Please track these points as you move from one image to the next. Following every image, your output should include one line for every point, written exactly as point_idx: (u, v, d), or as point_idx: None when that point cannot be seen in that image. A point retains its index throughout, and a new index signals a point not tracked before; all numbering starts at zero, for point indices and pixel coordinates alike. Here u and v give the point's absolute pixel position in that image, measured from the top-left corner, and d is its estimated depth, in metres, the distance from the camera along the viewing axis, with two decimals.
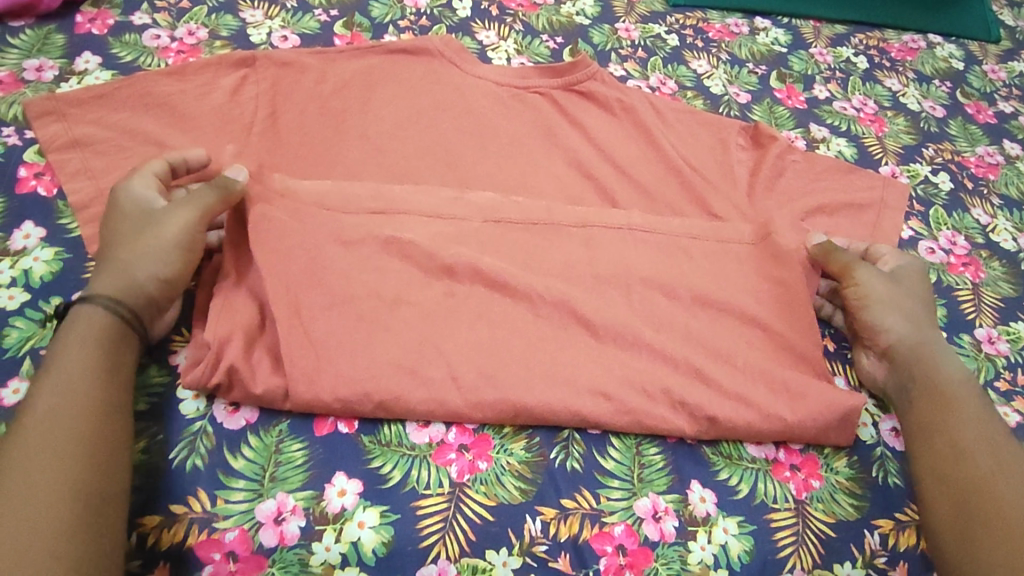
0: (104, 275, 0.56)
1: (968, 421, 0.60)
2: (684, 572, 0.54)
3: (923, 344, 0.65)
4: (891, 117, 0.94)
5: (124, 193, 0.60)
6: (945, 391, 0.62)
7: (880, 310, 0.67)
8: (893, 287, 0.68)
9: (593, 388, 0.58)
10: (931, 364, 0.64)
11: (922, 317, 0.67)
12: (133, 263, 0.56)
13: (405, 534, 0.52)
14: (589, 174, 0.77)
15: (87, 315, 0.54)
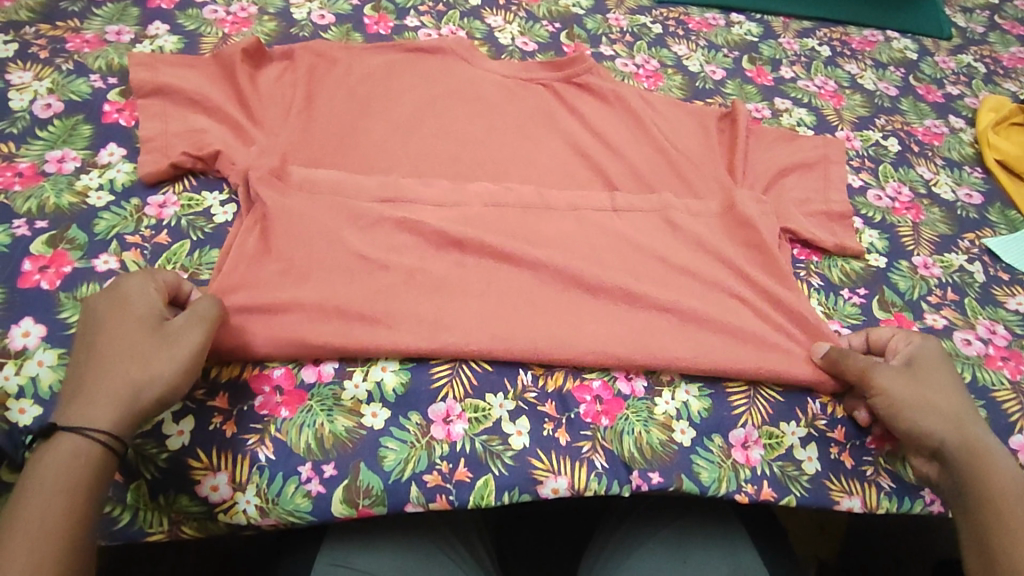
0: (94, 394, 0.53)
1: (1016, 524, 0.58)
2: (651, 419, 0.65)
3: (969, 443, 0.62)
4: (848, 94, 1.07)
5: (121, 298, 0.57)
6: (987, 474, 0.61)
7: (907, 415, 0.63)
8: (917, 380, 0.65)
9: (577, 277, 0.70)
10: (970, 456, 0.61)
11: (951, 396, 0.65)
12: (138, 382, 0.54)
13: (420, 378, 0.64)
14: (582, 153, 0.88)
15: (79, 439, 0.51)
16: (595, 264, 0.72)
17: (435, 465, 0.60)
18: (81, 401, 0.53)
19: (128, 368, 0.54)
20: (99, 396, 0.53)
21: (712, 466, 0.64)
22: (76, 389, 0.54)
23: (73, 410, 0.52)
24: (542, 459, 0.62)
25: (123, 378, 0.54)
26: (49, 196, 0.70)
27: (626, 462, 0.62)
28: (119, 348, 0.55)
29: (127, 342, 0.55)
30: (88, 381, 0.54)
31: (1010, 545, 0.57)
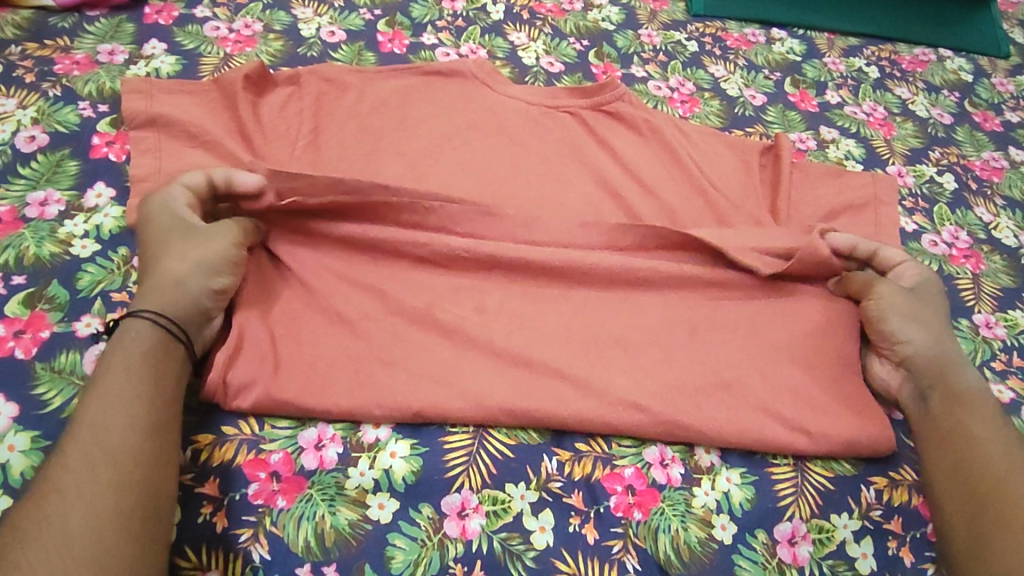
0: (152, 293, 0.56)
1: (979, 420, 0.62)
2: (688, 514, 0.59)
3: (942, 354, 0.66)
4: (899, 122, 0.98)
5: (165, 205, 0.60)
6: (954, 376, 0.65)
7: (889, 318, 0.67)
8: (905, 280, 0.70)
9: (608, 347, 0.64)
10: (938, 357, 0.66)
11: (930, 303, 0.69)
12: (184, 275, 0.57)
13: (432, 465, 0.57)
14: (615, 193, 0.80)
15: (139, 323, 0.55)
16: (627, 328, 0.65)
17: (448, 569, 0.54)
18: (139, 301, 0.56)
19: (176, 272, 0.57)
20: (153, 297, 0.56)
21: (756, 569, 0.57)
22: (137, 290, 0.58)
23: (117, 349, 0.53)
24: (568, 562, 0.55)
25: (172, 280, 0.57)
26: (29, 245, 0.64)
27: (661, 565, 0.56)
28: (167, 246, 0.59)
29: (171, 245, 0.59)
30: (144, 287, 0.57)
31: (964, 438, 0.61)
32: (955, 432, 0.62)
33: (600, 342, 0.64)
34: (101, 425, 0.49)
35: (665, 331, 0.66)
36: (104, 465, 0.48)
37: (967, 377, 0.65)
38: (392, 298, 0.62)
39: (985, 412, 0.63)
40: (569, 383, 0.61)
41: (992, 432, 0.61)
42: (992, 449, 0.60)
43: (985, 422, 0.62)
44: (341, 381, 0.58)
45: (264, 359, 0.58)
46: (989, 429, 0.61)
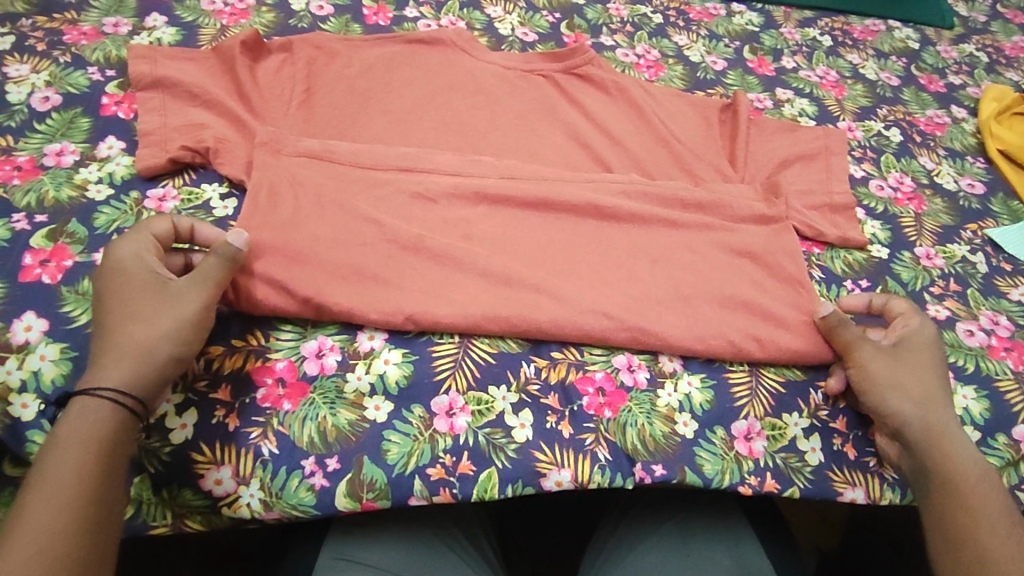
0: (119, 362, 0.54)
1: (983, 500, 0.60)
2: (654, 411, 0.65)
3: (938, 427, 0.63)
4: (850, 84, 1.06)
5: (127, 257, 0.58)
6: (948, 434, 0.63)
7: (879, 391, 0.65)
8: (910, 364, 0.66)
9: (579, 271, 0.70)
10: (957, 454, 0.62)
11: (935, 380, 0.66)
12: (151, 343, 0.55)
13: (423, 371, 0.64)
14: (586, 145, 0.87)
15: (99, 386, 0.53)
16: (598, 256, 0.72)
17: (438, 459, 0.60)
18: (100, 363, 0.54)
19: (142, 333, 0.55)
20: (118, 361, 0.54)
21: (715, 459, 0.64)
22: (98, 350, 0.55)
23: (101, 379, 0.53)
24: (546, 452, 0.62)
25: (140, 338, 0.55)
26: (48, 189, 0.70)
27: (629, 455, 0.63)
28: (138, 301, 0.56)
29: (140, 299, 0.57)
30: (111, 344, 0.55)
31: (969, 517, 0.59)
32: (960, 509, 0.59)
33: (573, 268, 0.70)
34: (80, 437, 0.51)
35: (632, 259, 0.72)
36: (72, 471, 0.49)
37: (960, 436, 0.64)
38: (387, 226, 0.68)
39: (983, 477, 0.61)
40: (544, 301, 0.67)
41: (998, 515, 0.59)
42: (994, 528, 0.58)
43: (981, 482, 0.61)
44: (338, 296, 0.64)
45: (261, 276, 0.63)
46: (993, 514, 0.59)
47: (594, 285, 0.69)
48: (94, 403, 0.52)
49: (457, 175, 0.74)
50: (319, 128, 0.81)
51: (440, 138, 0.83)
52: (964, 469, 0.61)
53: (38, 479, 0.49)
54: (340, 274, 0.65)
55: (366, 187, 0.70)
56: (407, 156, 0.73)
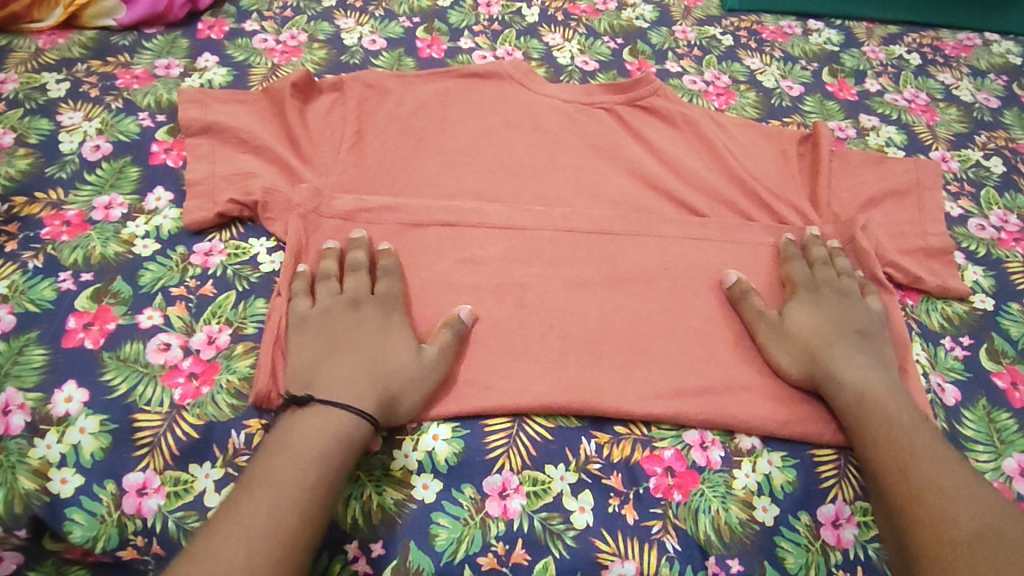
0: (330, 365, 0.59)
1: (929, 473, 0.55)
2: (729, 495, 0.59)
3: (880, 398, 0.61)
4: (943, 108, 0.97)
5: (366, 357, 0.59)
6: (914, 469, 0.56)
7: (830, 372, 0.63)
8: (891, 401, 0.61)
9: (644, 336, 0.65)
10: (887, 429, 0.59)
11: (891, 429, 0.59)
12: (327, 420, 0.55)
13: (474, 446, 0.59)
14: (652, 184, 0.81)
15: (333, 416, 0.56)
16: (802, 303, 0.67)
17: (490, 547, 0.55)
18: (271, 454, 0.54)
19: (374, 358, 0.59)
20: (337, 366, 0.59)
21: (799, 551, 0.57)
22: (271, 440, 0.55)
23: (243, 479, 0.52)
24: (608, 541, 0.56)
25: (368, 357, 0.59)
26: (95, 245, 0.68)
27: (701, 546, 0.57)
28: (315, 318, 0.62)
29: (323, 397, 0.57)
30: (326, 351, 0.60)
31: (921, 505, 0.54)
32: (923, 476, 0.55)
33: (638, 336, 0.65)
34: (259, 500, 0.51)
35: (700, 324, 0.67)
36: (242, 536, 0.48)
37: (953, 486, 0.54)
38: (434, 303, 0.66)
39: (900, 459, 0.57)
40: (604, 372, 0.63)
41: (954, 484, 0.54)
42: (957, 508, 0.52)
43: (994, 522, 0.51)
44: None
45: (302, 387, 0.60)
46: (943, 484, 0.54)
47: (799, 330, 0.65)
48: (266, 491, 0.51)
49: (509, 228, 0.70)
50: (370, 173, 0.78)
51: (497, 182, 0.79)
52: (902, 474, 0.56)
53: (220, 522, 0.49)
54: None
55: (410, 250, 0.69)
56: (451, 209, 0.70)
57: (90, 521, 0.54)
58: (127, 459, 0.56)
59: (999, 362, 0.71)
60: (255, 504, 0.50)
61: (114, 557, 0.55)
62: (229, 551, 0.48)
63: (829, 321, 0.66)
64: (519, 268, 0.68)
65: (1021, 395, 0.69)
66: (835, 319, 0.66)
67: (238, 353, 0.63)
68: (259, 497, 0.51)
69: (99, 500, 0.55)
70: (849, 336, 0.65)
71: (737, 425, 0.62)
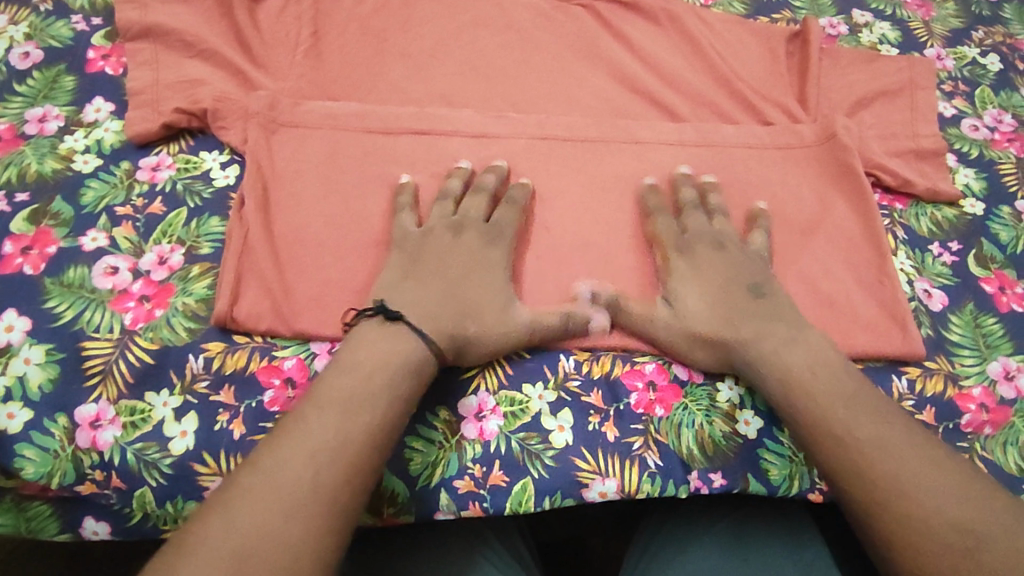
0: (449, 281, 0.56)
1: (881, 426, 0.49)
2: (712, 409, 0.57)
3: (775, 361, 0.54)
4: (939, 2, 0.91)
5: (464, 291, 0.55)
6: (859, 451, 0.48)
7: (718, 330, 0.56)
8: (814, 371, 0.53)
9: (625, 249, 0.62)
10: (816, 383, 0.53)
11: (797, 389, 0.53)
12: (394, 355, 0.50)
13: (448, 368, 0.57)
14: (632, 87, 0.76)
15: (395, 332, 0.51)
16: (679, 272, 0.59)
17: (466, 469, 0.54)
18: (322, 410, 0.46)
19: (460, 281, 0.56)
20: (410, 286, 0.55)
21: (783, 462, 0.57)
22: (324, 395, 0.47)
23: (296, 417, 0.45)
24: (588, 459, 0.55)
25: (449, 284, 0.55)
26: (31, 162, 0.63)
27: (684, 461, 0.55)
28: (414, 239, 0.58)
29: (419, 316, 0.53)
30: (426, 267, 0.56)
31: (865, 455, 0.48)
32: (848, 426, 0.50)
33: (618, 250, 0.62)
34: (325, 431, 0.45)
35: None
36: (303, 466, 0.43)
37: (903, 445, 0.48)
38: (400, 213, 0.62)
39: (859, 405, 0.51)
40: (583, 287, 0.60)
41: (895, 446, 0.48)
42: (892, 458, 0.47)
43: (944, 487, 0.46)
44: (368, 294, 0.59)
45: (268, 293, 0.58)
46: (900, 436, 0.49)
47: (692, 316, 0.57)
48: (331, 417, 0.45)
49: (480, 136, 0.66)
50: (329, 79, 0.72)
51: (466, 87, 0.73)
52: (835, 427, 0.50)
53: (282, 441, 0.44)
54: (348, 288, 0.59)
55: (376, 160, 0.64)
56: (421, 115, 0.65)
57: (43, 456, 0.52)
58: (78, 391, 0.54)
59: (988, 268, 0.69)
60: (319, 430, 0.44)
61: (73, 493, 0.53)
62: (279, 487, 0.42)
63: (713, 290, 0.58)
64: (491, 183, 0.64)
65: (1009, 300, 0.67)
66: (720, 283, 0.58)
67: (192, 275, 0.59)
68: (325, 427, 0.45)
69: (52, 435, 0.52)
70: (739, 297, 0.57)
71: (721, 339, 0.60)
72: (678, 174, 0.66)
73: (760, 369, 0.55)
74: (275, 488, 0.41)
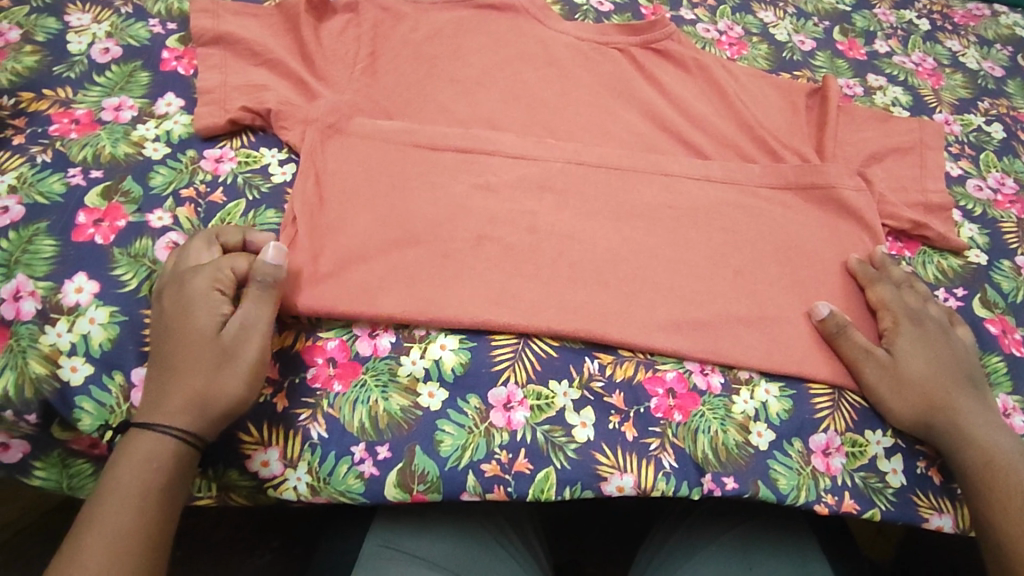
0: (146, 371, 0.55)
1: (1012, 456, 0.59)
2: (728, 417, 0.61)
3: (953, 409, 0.61)
4: (949, 73, 0.98)
5: (206, 353, 0.54)
6: (1002, 484, 0.58)
7: (918, 383, 0.62)
8: (973, 407, 0.61)
9: (651, 266, 0.67)
10: (972, 421, 0.60)
11: (978, 443, 0.60)
12: (220, 380, 0.53)
13: (480, 359, 0.61)
14: (662, 125, 0.82)
15: (156, 436, 0.52)
16: (905, 340, 0.64)
17: (493, 454, 0.57)
18: (86, 536, 0.49)
19: (201, 355, 0.54)
20: (186, 366, 0.53)
21: (790, 473, 0.60)
22: (80, 526, 0.50)
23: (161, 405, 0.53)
24: (608, 455, 0.58)
25: (198, 355, 0.54)
26: (104, 144, 0.68)
27: (698, 464, 0.59)
28: (160, 315, 0.56)
29: (170, 383, 0.53)
30: (167, 333, 0.55)
31: (994, 468, 0.58)
32: (982, 452, 0.59)
33: (644, 267, 0.66)
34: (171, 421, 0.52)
35: (704, 259, 0.68)
36: (142, 458, 0.51)
37: (1021, 468, 0.59)
38: (446, 217, 0.66)
39: (1003, 439, 0.60)
40: (611, 298, 0.64)
41: (1021, 467, 0.58)
42: (1013, 475, 0.58)
43: None
44: (412, 286, 0.62)
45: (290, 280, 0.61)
46: (1022, 466, 0.59)
47: (908, 372, 0.62)
48: (179, 407, 0.52)
49: (521, 158, 0.71)
50: (383, 95, 0.77)
51: (509, 114, 0.79)
52: (975, 446, 0.60)
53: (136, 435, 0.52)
54: (395, 278, 0.62)
55: (425, 171, 0.68)
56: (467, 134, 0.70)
57: (99, 410, 0.56)
58: (135, 354, 0.58)
59: (992, 311, 0.73)
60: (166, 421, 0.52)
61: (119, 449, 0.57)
62: (136, 482, 0.51)
63: (931, 358, 0.63)
64: (530, 201, 0.69)
65: (1010, 343, 0.71)
66: (943, 358, 0.63)
67: None
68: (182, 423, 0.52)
69: (109, 392, 0.57)
70: (956, 371, 0.63)
71: (739, 357, 0.63)
72: (881, 256, 0.70)
73: (948, 424, 0.61)
74: (137, 481, 0.51)
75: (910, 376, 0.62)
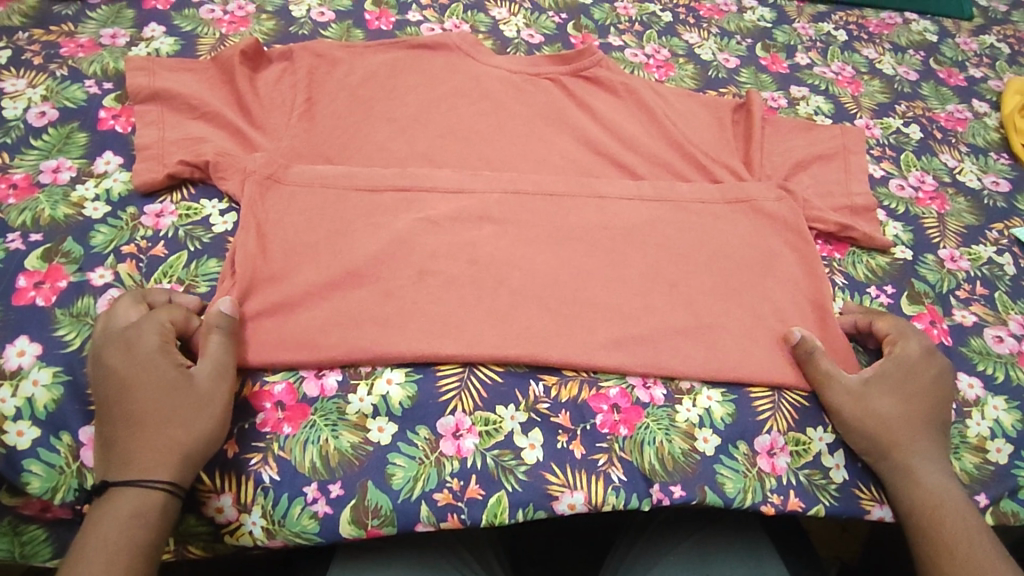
0: (102, 440, 0.55)
1: (946, 491, 0.61)
2: (673, 427, 0.63)
3: (899, 442, 0.63)
4: (867, 80, 1.03)
5: (166, 406, 0.55)
6: (932, 515, 0.60)
7: (878, 416, 0.64)
8: (917, 442, 0.63)
9: (590, 287, 0.69)
10: (914, 453, 0.63)
11: (916, 475, 0.62)
12: (188, 427, 0.54)
13: (427, 390, 0.62)
14: (595, 149, 0.85)
15: (140, 491, 0.52)
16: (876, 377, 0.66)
17: (445, 483, 0.58)
18: None
19: (161, 409, 0.54)
20: (149, 422, 0.54)
21: (737, 477, 0.62)
22: None
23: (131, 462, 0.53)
24: (557, 474, 0.60)
25: (156, 410, 0.54)
26: (44, 208, 0.69)
27: (646, 475, 0.61)
28: (104, 381, 0.56)
29: (135, 442, 0.53)
30: (116, 396, 0.55)
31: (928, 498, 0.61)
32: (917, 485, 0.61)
33: (583, 287, 0.69)
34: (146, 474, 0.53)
35: (641, 275, 0.70)
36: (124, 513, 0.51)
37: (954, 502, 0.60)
38: (387, 254, 0.67)
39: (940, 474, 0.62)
40: (552, 320, 0.66)
41: (953, 501, 0.60)
42: (944, 508, 0.60)
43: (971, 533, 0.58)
44: (357, 324, 0.63)
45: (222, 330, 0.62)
46: (955, 501, 0.60)
47: (873, 405, 0.64)
48: (152, 459, 0.53)
49: (459, 192, 0.73)
50: (321, 139, 0.79)
51: (446, 150, 0.81)
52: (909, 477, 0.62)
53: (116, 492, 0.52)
54: (340, 318, 0.63)
55: (364, 211, 0.70)
56: (403, 173, 0.72)
57: (48, 472, 0.57)
58: (82, 413, 0.58)
59: (919, 304, 0.77)
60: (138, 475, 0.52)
61: (71, 510, 0.57)
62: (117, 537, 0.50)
63: (898, 398, 0.65)
64: (469, 232, 0.70)
65: (936, 334, 0.75)
66: (910, 398, 0.65)
67: None
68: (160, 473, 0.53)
69: (58, 452, 0.57)
70: (919, 411, 0.64)
71: (679, 368, 0.66)
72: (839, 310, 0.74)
73: (891, 455, 0.63)
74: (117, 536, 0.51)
75: (874, 408, 0.64)
